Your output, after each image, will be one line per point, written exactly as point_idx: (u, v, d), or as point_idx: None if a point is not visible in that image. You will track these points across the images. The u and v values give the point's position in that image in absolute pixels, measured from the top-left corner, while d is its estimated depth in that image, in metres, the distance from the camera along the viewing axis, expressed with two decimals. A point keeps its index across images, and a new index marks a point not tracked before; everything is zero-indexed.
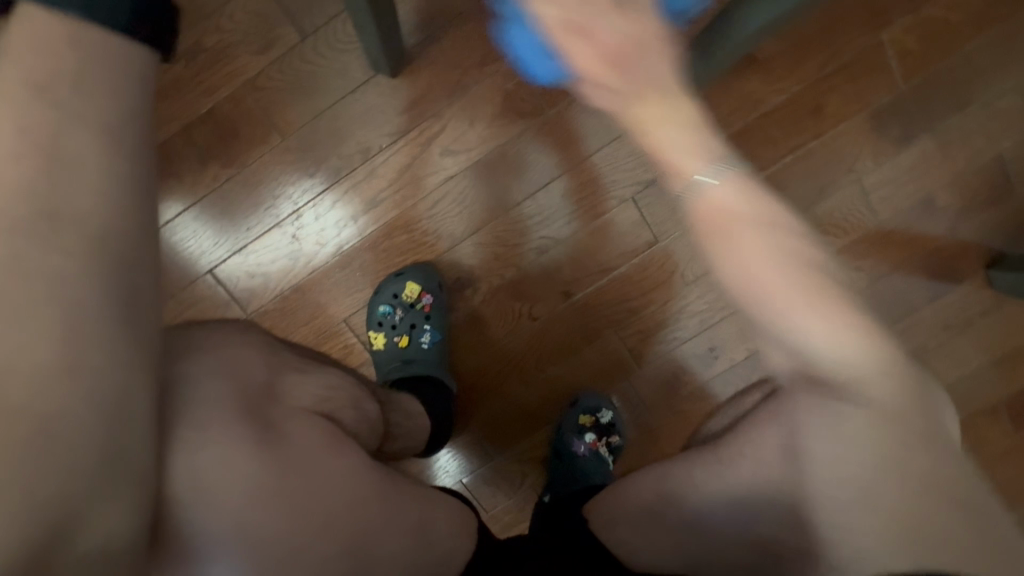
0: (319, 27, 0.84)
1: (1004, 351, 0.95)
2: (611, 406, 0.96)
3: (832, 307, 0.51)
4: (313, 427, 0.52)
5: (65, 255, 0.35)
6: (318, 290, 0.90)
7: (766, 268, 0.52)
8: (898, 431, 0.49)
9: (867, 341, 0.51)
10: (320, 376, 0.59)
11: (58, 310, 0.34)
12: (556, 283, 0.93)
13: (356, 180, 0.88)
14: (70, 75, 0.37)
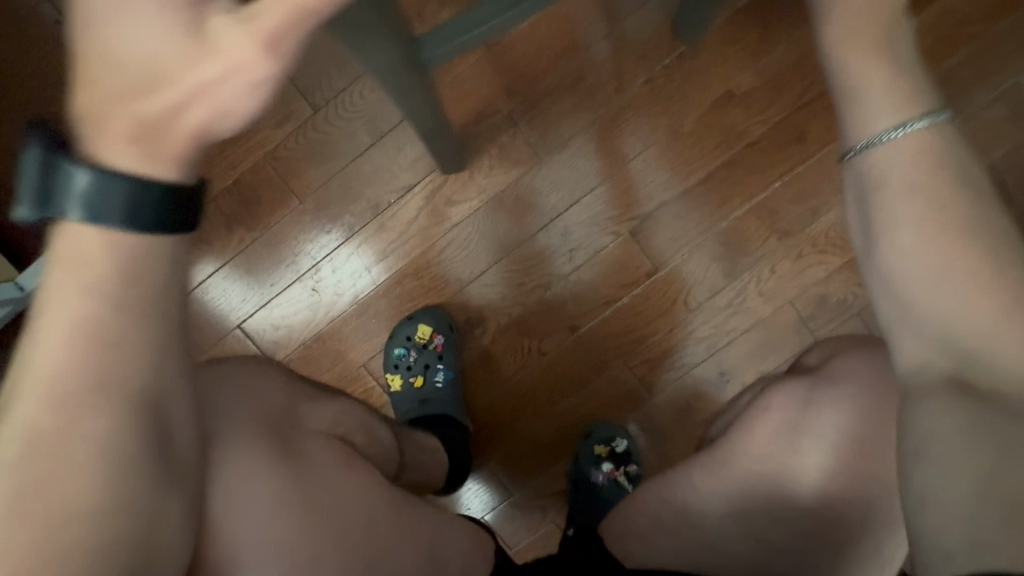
0: (329, 99, 0.93)
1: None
2: (625, 434, 0.97)
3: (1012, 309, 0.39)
4: (327, 449, 0.56)
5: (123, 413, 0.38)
6: (340, 337, 0.96)
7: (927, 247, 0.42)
8: None
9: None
10: (333, 403, 0.63)
11: (105, 469, 0.37)
12: (563, 317, 0.97)
13: (368, 233, 0.94)
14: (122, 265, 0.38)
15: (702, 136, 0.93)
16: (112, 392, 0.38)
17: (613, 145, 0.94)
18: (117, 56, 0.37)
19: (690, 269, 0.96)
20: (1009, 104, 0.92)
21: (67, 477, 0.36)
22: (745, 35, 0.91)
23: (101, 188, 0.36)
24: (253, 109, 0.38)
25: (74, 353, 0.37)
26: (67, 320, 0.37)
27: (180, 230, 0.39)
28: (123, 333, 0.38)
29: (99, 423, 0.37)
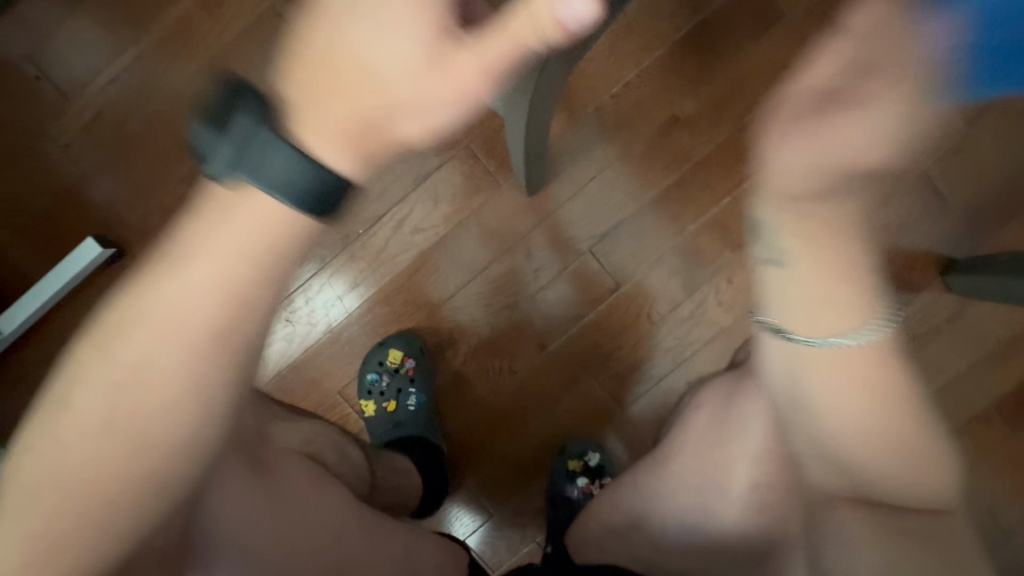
0: None
1: (963, 359, 1.05)
2: (598, 448, 0.99)
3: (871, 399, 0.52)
4: (298, 466, 0.61)
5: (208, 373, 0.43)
6: (314, 366, 0.98)
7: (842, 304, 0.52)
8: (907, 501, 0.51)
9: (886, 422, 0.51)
10: (309, 428, 0.70)
11: (173, 420, 0.42)
12: (530, 336, 1.00)
13: (339, 263, 0.97)
14: (272, 231, 0.43)
15: (653, 158, 0.99)
16: (208, 347, 0.43)
17: (569, 170, 0.99)
18: (365, 54, 0.43)
19: (651, 283, 1.00)
20: None
21: (153, 415, 0.42)
22: (684, 65, 0.98)
23: (290, 163, 0.42)
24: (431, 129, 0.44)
25: (198, 302, 0.42)
26: (184, 285, 0.42)
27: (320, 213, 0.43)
28: (222, 316, 0.43)
29: (182, 374, 0.42)
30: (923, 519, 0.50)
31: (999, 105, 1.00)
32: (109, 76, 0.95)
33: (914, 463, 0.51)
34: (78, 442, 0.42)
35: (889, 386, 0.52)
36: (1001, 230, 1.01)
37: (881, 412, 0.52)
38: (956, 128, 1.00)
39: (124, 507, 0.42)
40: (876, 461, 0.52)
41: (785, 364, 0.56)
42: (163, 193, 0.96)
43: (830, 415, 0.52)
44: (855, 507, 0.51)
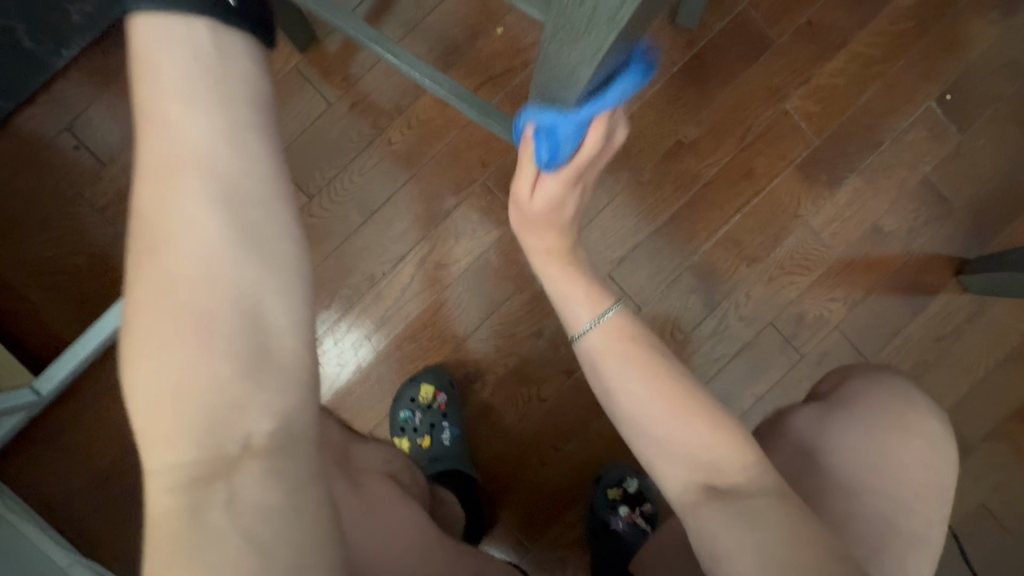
0: (321, 188, 0.99)
1: (992, 356, 1.05)
2: (635, 474, 0.99)
3: (678, 409, 0.55)
4: (381, 484, 0.61)
5: (210, 184, 0.35)
6: (345, 407, 0.99)
7: (642, 359, 0.61)
8: (741, 501, 0.49)
9: (711, 424, 0.54)
10: (381, 450, 0.70)
11: (203, 247, 0.34)
12: (557, 363, 1.01)
13: (366, 303, 0.99)
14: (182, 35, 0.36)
15: (662, 181, 1.02)
16: (205, 162, 0.35)
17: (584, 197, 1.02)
18: None
19: (672, 303, 1.02)
20: (925, 126, 1.04)
21: (181, 255, 0.34)
22: (685, 94, 1.02)
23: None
24: None
25: (165, 129, 0.35)
26: (155, 99, 0.35)
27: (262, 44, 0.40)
28: (202, 121, 0.36)
29: (188, 196, 0.35)
30: (755, 496, 0.48)
31: (989, 110, 1.04)
32: None
33: (702, 438, 0.53)
34: (136, 318, 0.33)
35: (662, 375, 0.59)
36: (1009, 227, 1.04)
37: (662, 382, 0.58)
38: (951, 134, 1.04)
39: (233, 317, 0.34)
40: (686, 444, 0.54)
41: (593, 362, 0.66)
42: None
43: (629, 405, 0.58)
44: (716, 499, 0.50)
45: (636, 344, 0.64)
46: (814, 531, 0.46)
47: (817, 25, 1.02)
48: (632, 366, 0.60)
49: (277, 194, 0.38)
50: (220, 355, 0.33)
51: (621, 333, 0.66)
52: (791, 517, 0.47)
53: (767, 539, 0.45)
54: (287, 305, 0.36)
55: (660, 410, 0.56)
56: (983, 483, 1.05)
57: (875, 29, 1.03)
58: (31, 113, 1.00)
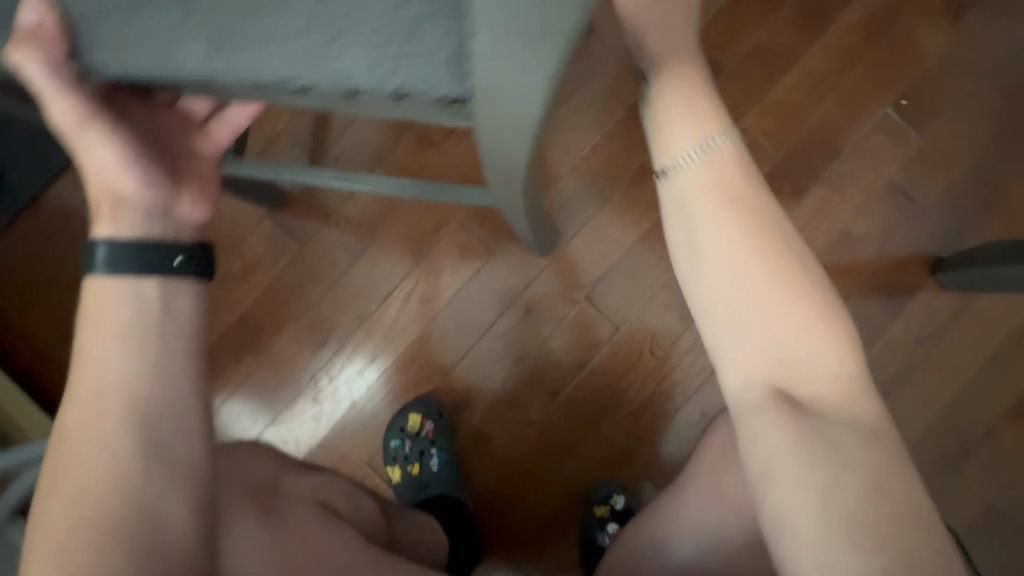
0: (310, 236, 1.06)
1: (980, 352, 1.04)
2: (622, 491, 1.00)
3: (784, 301, 0.47)
4: (313, 513, 0.64)
5: (122, 410, 0.45)
6: (343, 441, 1.05)
7: (754, 224, 0.50)
8: (824, 434, 0.43)
9: (822, 334, 0.47)
10: (317, 479, 0.72)
11: (112, 461, 0.44)
12: (544, 385, 1.05)
13: (358, 340, 1.05)
14: (126, 298, 0.48)
15: (631, 204, 1.06)
16: (126, 392, 0.46)
17: (559, 226, 1.06)
18: (102, 176, 0.53)
19: (650, 320, 1.05)
20: (885, 132, 1.06)
21: (94, 469, 0.43)
22: None
23: (117, 254, 0.50)
24: (194, 212, 0.57)
25: (96, 368, 0.46)
26: (94, 346, 0.47)
27: (202, 276, 0.53)
28: (124, 360, 0.47)
29: (105, 421, 0.45)
30: (835, 430, 0.43)
31: (948, 111, 1.06)
32: None
33: (790, 328, 0.47)
34: (49, 513, 0.42)
35: (779, 264, 0.49)
36: (982, 223, 1.05)
37: (765, 248, 0.49)
38: (911, 137, 1.06)
39: (125, 518, 0.42)
40: (779, 342, 0.47)
41: (692, 230, 0.51)
42: None
43: (723, 282, 0.49)
44: (784, 412, 0.45)
45: (745, 216, 0.50)
46: (896, 474, 0.41)
47: (766, 48, 1.07)
48: (735, 236, 0.49)
49: (178, 416, 0.47)
50: (109, 548, 0.41)
51: (728, 185, 0.51)
52: (866, 444, 0.42)
53: (830, 482, 0.41)
54: (178, 503, 0.44)
55: (761, 303, 0.48)
56: (987, 485, 1.02)
57: (824, 46, 1.07)
58: (57, 189, 1.12)
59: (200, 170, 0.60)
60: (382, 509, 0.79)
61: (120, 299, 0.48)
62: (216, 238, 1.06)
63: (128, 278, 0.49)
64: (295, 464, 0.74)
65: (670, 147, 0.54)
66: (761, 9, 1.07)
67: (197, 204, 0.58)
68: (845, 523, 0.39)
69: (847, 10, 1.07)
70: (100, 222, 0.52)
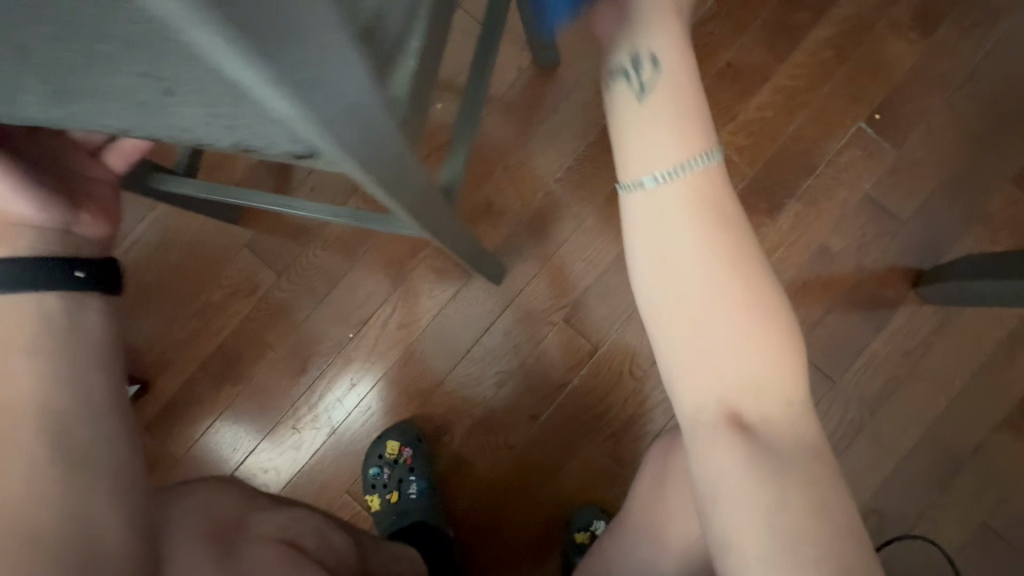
0: (289, 264, 1.07)
1: (965, 366, 1.03)
2: (603, 517, 0.99)
3: (752, 334, 0.43)
4: (274, 551, 0.63)
5: (37, 422, 0.47)
6: (323, 469, 1.04)
7: (725, 253, 0.44)
8: (775, 465, 0.43)
9: (783, 364, 0.44)
10: (284, 513, 0.71)
11: (31, 469, 0.46)
12: (523, 409, 1.04)
13: (337, 367, 1.06)
14: (30, 316, 0.50)
15: (607, 224, 1.06)
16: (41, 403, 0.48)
17: (535, 247, 1.06)
18: None
19: (628, 340, 1.05)
20: (859, 147, 1.06)
21: (15, 480, 0.45)
22: None
23: (18, 272, 0.49)
24: (92, 237, 0.55)
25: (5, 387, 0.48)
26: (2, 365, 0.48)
27: (110, 290, 0.55)
28: (36, 374, 0.49)
29: (18, 435, 0.46)
30: (785, 459, 0.44)
31: (922, 124, 1.06)
32: (135, 239, 1.07)
33: (755, 360, 0.44)
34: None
35: (754, 291, 0.44)
36: (960, 236, 1.04)
37: (734, 277, 0.44)
38: (886, 151, 1.06)
39: (55, 515, 0.45)
40: (743, 373, 0.44)
41: (661, 250, 0.44)
42: (178, 329, 1.07)
43: (688, 314, 0.44)
44: (737, 440, 0.44)
45: (721, 239, 0.44)
46: (828, 486, 0.43)
47: (737, 66, 1.08)
48: (704, 267, 0.43)
49: (100, 417, 0.51)
50: (46, 543, 0.44)
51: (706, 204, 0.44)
52: (801, 458, 0.44)
53: (776, 511, 0.42)
54: (105, 496, 0.49)
55: (729, 336, 0.43)
56: (979, 502, 1.00)
57: (795, 63, 1.08)
58: None
59: (102, 195, 0.59)
60: (351, 539, 0.79)
61: (23, 317, 0.49)
62: (195, 269, 1.07)
63: (28, 295, 0.50)
64: (267, 498, 0.75)
65: (633, 161, 0.45)
66: (731, 28, 1.08)
67: (97, 230, 0.56)
68: (780, 537, 0.41)
69: (817, 26, 1.08)
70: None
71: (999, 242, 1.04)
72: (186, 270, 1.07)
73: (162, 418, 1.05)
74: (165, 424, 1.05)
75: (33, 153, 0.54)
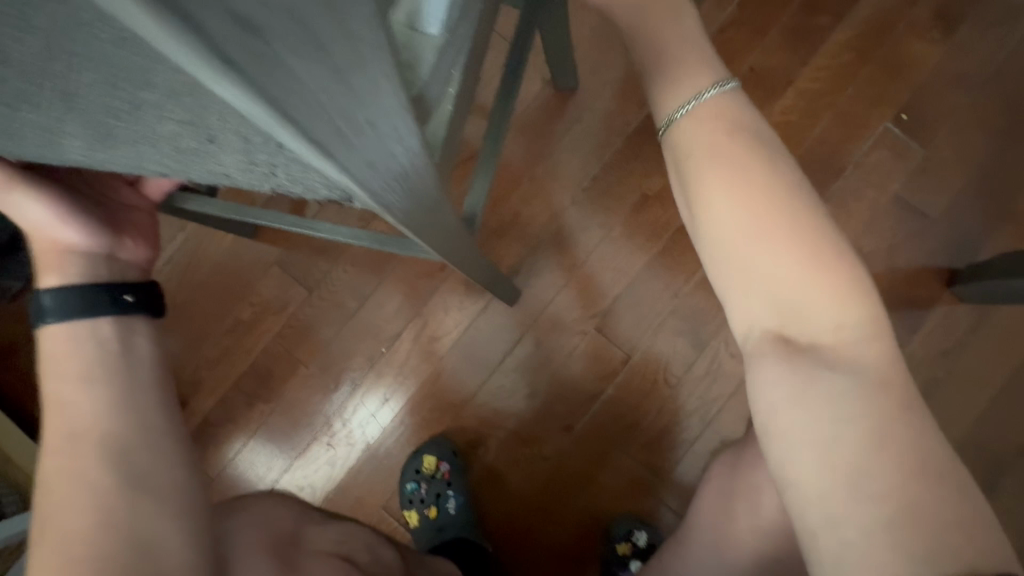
0: (319, 280, 1.07)
1: (1004, 365, 1.01)
2: (643, 526, 0.99)
3: (796, 241, 0.42)
4: (327, 566, 0.63)
5: (89, 454, 0.45)
6: (357, 485, 1.04)
7: (738, 183, 0.43)
8: (855, 384, 0.39)
9: (843, 281, 0.42)
10: (339, 527, 0.72)
11: (93, 504, 0.44)
12: (558, 419, 1.04)
13: (370, 382, 1.05)
14: (85, 339, 0.48)
15: (637, 230, 1.06)
16: (95, 432, 0.45)
17: (565, 256, 1.06)
18: (33, 230, 0.50)
19: (661, 347, 1.04)
20: (886, 147, 1.06)
21: (79, 515, 0.43)
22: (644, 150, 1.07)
23: (63, 300, 0.48)
24: (139, 259, 0.56)
25: (63, 416, 0.46)
26: (59, 393, 0.47)
27: (152, 312, 0.52)
28: (89, 403, 0.46)
29: (78, 466, 0.44)
30: (853, 371, 0.39)
31: (949, 123, 1.06)
32: (165, 259, 1.07)
33: (804, 281, 0.41)
34: (42, 566, 0.42)
35: (800, 229, 0.42)
36: (993, 234, 1.03)
37: (765, 208, 0.42)
38: (914, 151, 1.06)
39: (116, 555, 0.42)
40: (787, 294, 0.42)
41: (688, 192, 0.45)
42: (210, 348, 1.07)
43: (718, 231, 0.43)
44: (792, 355, 0.41)
45: (742, 172, 0.43)
46: (901, 425, 0.37)
47: (760, 71, 1.08)
48: (730, 205, 0.43)
49: (157, 446, 0.47)
50: None
51: (734, 150, 0.44)
52: (869, 394, 0.38)
53: (853, 456, 0.36)
54: (168, 533, 0.45)
55: (766, 252, 0.42)
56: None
57: (818, 65, 1.08)
58: None
59: (140, 219, 0.58)
60: (398, 551, 0.79)
61: (77, 341, 0.47)
62: (224, 288, 1.08)
63: (75, 321, 0.48)
64: (318, 512, 0.75)
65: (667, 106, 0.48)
66: (753, 33, 1.08)
67: (141, 256, 0.56)
68: (846, 479, 0.36)
69: (840, 28, 1.08)
70: (44, 272, 0.49)
71: None
72: (216, 288, 1.08)
73: (195, 437, 1.05)
74: (199, 443, 1.05)
75: (76, 181, 0.54)
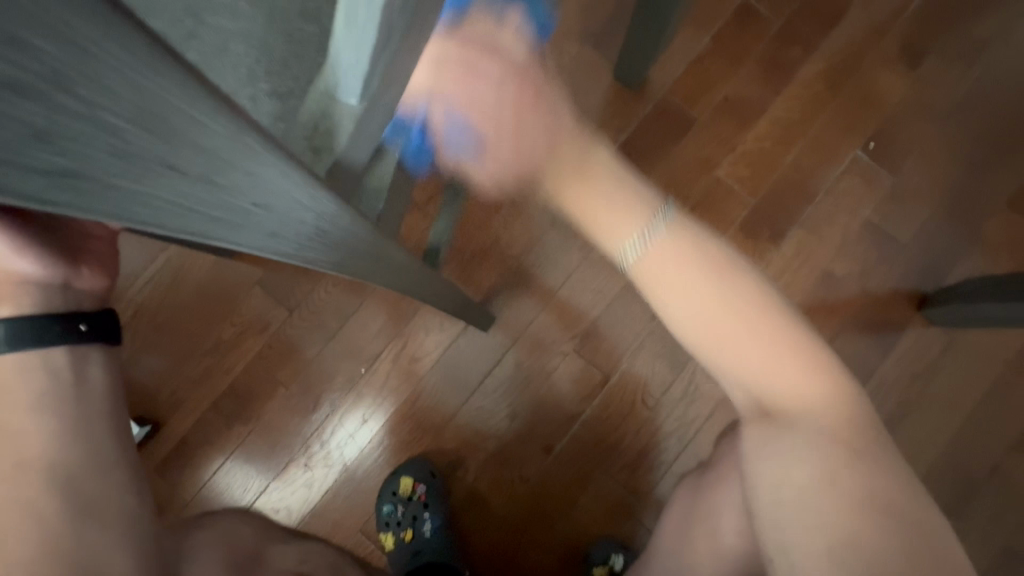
0: (300, 301, 1.08)
1: (975, 386, 1.03)
2: (620, 549, 0.99)
3: (769, 333, 0.50)
4: None
5: (35, 485, 0.45)
6: (335, 507, 1.03)
7: (715, 290, 0.49)
8: (822, 440, 0.49)
9: (812, 362, 0.51)
10: (303, 547, 0.72)
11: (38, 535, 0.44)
12: (537, 440, 1.04)
13: (349, 403, 1.05)
14: (38, 370, 0.47)
15: None
16: (43, 462, 0.46)
17: (544, 277, 1.07)
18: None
19: (639, 368, 1.05)
20: (857, 174, 1.09)
21: None
22: None
23: (17, 334, 0.44)
24: (95, 290, 0.49)
25: (8, 445, 0.46)
26: (4, 422, 0.46)
27: (105, 338, 0.52)
28: (38, 432, 0.47)
29: (24, 496, 0.44)
30: (820, 433, 0.50)
31: (916, 152, 1.09)
32: (145, 279, 1.07)
33: (780, 363, 0.51)
34: None
35: (763, 315, 0.50)
36: (961, 258, 1.06)
37: (741, 305, 0.50)
38: (883, 178, 1.09)
39: None
40: (766, 381, 0.51)
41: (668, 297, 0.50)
42: (189, 369, 1.07)
43: (699, 331, 0.50)
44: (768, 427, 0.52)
45: (711, 272, 0.49)
46: (865, 467, 0.49)
47: (734, 100, 1.12)
48: (713, 303, 0.49)
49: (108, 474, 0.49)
50: None
51: (692, 253, 0.50)
52: (827, 449, 0.49)
53: (821, 509, 0.48)
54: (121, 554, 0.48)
55: (750, 361, 0.51)
56: (998, 524, 0.99)
57: (789, 96, 1.12)
58: None
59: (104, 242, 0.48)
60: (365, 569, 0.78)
61: (28, 371, 0.46)
62: (204, 308, 1.08)
63: (28, 353, 0.46)
64: (285, 530, 0.74)
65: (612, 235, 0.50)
66: (727, 63, 1.12)
67: (100, 287, 0.49)
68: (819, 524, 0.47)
69: (809, 60, 1.12)
70: None
71: (998, 264, 1.06)
72: (197, 308, 1.08)
73: (171, 459, 1.04)
74: (175, 465, 1.04)
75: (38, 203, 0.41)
